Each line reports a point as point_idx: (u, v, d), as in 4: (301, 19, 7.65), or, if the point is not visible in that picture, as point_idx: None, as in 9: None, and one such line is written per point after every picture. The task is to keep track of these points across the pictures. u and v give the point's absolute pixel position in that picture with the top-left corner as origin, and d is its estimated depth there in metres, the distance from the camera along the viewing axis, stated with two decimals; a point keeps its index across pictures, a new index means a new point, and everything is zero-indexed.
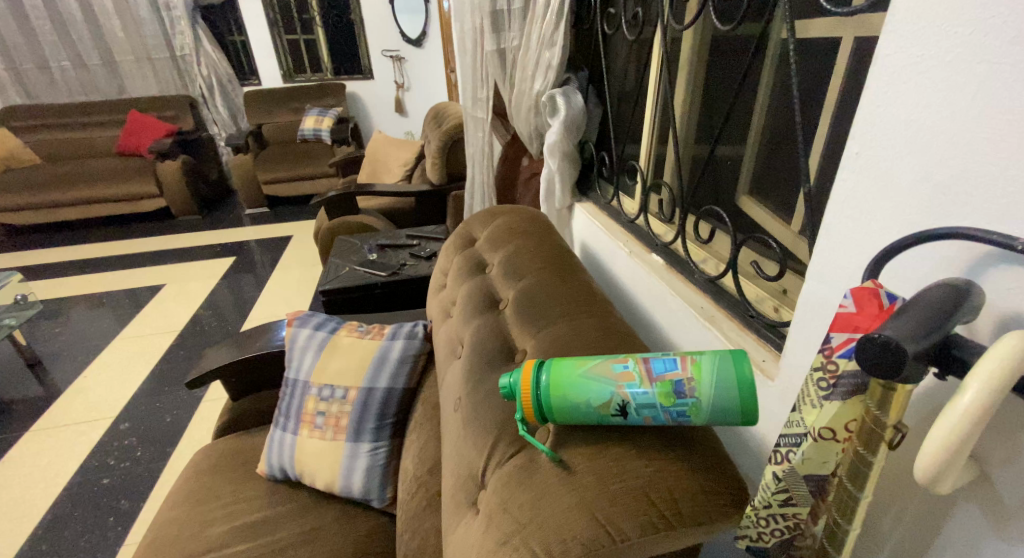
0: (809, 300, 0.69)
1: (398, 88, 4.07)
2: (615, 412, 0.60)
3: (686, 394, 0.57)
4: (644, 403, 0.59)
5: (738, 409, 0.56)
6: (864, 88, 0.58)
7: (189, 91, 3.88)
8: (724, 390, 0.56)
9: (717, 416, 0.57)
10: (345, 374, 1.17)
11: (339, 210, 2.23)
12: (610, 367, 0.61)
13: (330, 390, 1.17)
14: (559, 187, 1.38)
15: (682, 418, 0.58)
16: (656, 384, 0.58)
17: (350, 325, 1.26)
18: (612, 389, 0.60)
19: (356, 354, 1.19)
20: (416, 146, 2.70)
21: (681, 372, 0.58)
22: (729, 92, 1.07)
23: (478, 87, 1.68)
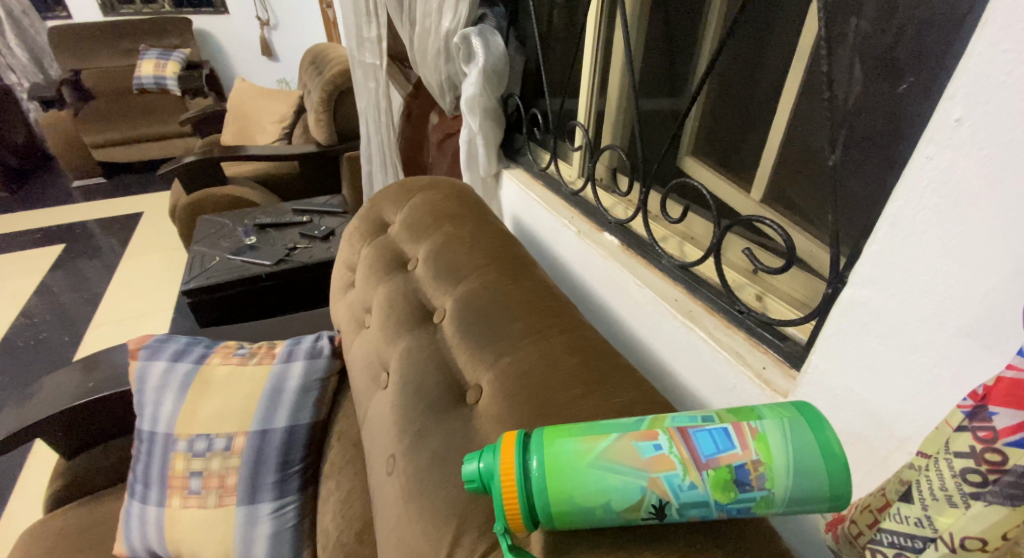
0: (854, 312, 0.53)
1: (263, 27, 3.46)
2: (649, 513, 0.42)
3: (752, 485, 0.40)
4: (691, 501, 0.41)
5: (827, 497, 0.39)
6: (982, 24, 0.39)
7: None
8: (806, 475, 0.39)
9: (795, 511, 0.40)
10: (224, 418, 0.92)
11: (199, 181, 1.81)
12: (634, 448, 0.43)
13: (206, 441, 0.91)
14: (483, 151, 1.14)
15: (743, 513, 0.42)
16: (708, 473, 0.41)
17: (225, 349, 1.00)
18: (642, 483, 0.42)
19: (236, 389, 0.94)
20: (291, 97, 2.28)
21: (743, 453, 0.41)
22: (682, 31, 0.85)
23: (362, 25, 1.35)
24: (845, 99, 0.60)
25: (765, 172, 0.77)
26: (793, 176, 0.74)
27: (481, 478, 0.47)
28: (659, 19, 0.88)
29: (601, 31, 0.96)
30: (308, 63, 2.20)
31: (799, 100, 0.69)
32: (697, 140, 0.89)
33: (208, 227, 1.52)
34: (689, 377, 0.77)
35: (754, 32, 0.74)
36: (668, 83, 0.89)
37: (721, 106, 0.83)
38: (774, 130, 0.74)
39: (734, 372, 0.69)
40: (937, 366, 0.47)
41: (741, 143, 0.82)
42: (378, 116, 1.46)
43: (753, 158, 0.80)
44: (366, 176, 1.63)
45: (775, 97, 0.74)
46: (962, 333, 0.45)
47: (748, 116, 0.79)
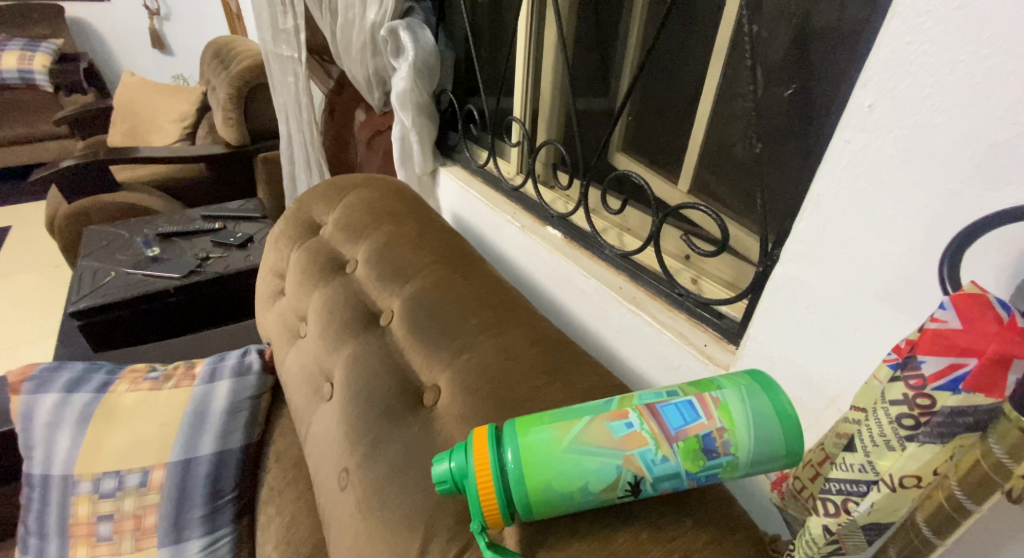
0: (787, 285, 0.58)
1: (152, 16, 3.16)
2: (624, 490, 0.44)
3: (718, 451, 0.43)
4: (664, 474, 0.43)
5: (784, 453, 0.43)
6: (889, 20, 0.44)
7: None
8: (765, 436, 0.43)
9: (757, 472, 0.44)
10: (136, 451, 0.84)
11: (83, 189, 1.63)
12: (607, 428, 0.44)
13: (115, 479, 0.82)
14: (417, 148, 1.13)
15: (710, 480, 0.44)
16: (679, 445, 0.43)
17: (132, 375, 0.93)
18: (618, 462, 0.44)
19: (148, 416, 0.87)
20: (192, 94, 2.11)
21: (710, 423, 0.43)
22: (612, 30, 0.88)
23: (277, 16, 1.28)
24: (766, 95, 0.66)
25: (691, 164, 0.82)
26: (717, 168, 0.79)
27: (454, 478, 0.47)
28: (590, 16, 0.91)
29: (532, 27, 0.97)
30: (211, 58, 2.06)
31: (719, 95, 0.74)
32: (627, 134, 0.93)
33: (99, 239, 1.37)
34: (636, 360, 0.81)
35: (677, 32, 0.78)
36: (601, 80, 0.93)
37: (649, 103, 0.88)
38: (699, 125, 0.79)
39: (679, 351, 0.73)
40: (862, 332, 0.52)
41: (669, 137, 0.86)
42: (297, 113, 1.39)
43: (681, 151, 0.84)
44: (287, 177, 1.55)
45: (698, 92, 0.79)
46: (880, 299, 0.50)
47: (676, 112, 0.84)
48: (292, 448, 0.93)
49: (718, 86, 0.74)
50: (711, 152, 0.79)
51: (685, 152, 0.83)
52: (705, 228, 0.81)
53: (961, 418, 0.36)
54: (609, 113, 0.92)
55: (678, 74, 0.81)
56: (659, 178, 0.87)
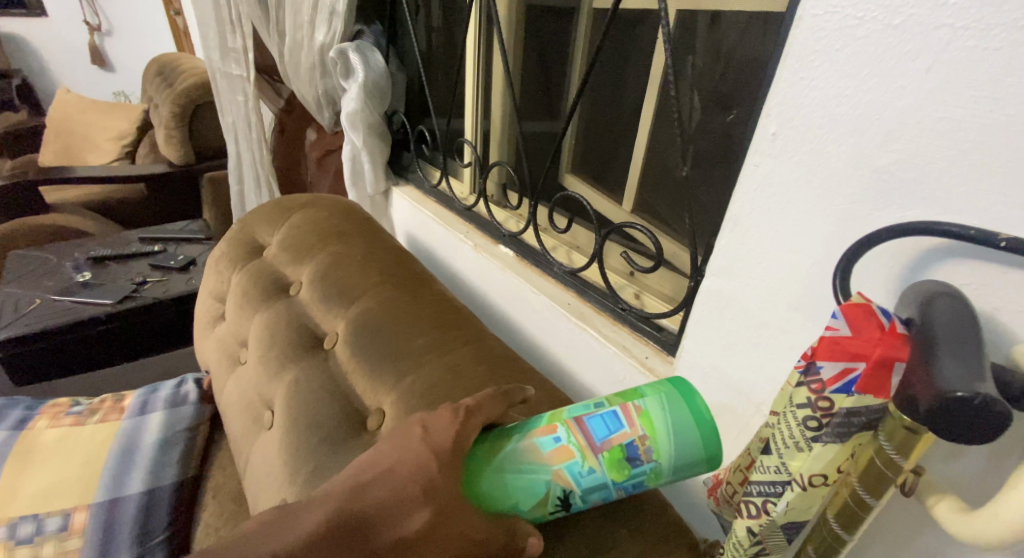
0: (715, 297, 0.62)
1: (93, 33, 3.07)
2: (557, 504, 0.48)
3: (640, 459, 0.45)
4: (591, 486, 0.46)
5: (701, 458, 0.46)
6: (784, 59, 0.49)
7: None
8: (684, 443, 0.45)
9: (680, 474, 0.47)
10: (57, 492, 0.78)
11: (9, 210, 1.55)
12: (536, 445, 0.48)
13: (33, 524, 0.75)
14: (369, 168, 1.14)
15: (638, 486, 0.47)
16: (603, 455, 0.46)
17: (54, 410, 0.89)
18: (547, 477, 0.47)
19: (70, 455, 0.82)
20: (134, 113, 2.06)
21: (632, 431, 0.46)
22: (555, 56, 0.92)
23: (225, 36, 1.27)
24: (691, 121, 0.71)
25: (633, 184, 0.86)
26: (655, 190, 0.83)
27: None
28: (533, 43, 0.95)
29: (479, 52, 1.01)
30: (155, 75, 2.01)
31: (656, 119, 0.79)
32: (574, 157, 0.96)
33: (24, 264, 1.30)
34: (584, 374, 0.84)
35: (612, 60, 0.83)
36: (546, 104, 0.97)
37: (591, 125, 0.92)
38: (638, 148, 0.83)
39: (624, 365, 0.76)
40: (785, 343, 0.56)
41: (610, 159, 0.90)
42: (246, 132, 1.38)
43: (621, 172, 0.88)
44: (236, 197, 1.53)
45: (635, 117, 0.83)
46: (797, 310, 0.54)
47: (615, 134, 0.88)
48: (233, 480, 0.89)
49: (653, 110, 0.78)
50: (648, 173, 0.83)
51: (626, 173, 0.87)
52: (644, 244, 0.85)
53: (856, 417, 0.40)
54: (554, 136, 0.96)
55: (615, 100, 0.85)
56: (601, 196, 0.91)
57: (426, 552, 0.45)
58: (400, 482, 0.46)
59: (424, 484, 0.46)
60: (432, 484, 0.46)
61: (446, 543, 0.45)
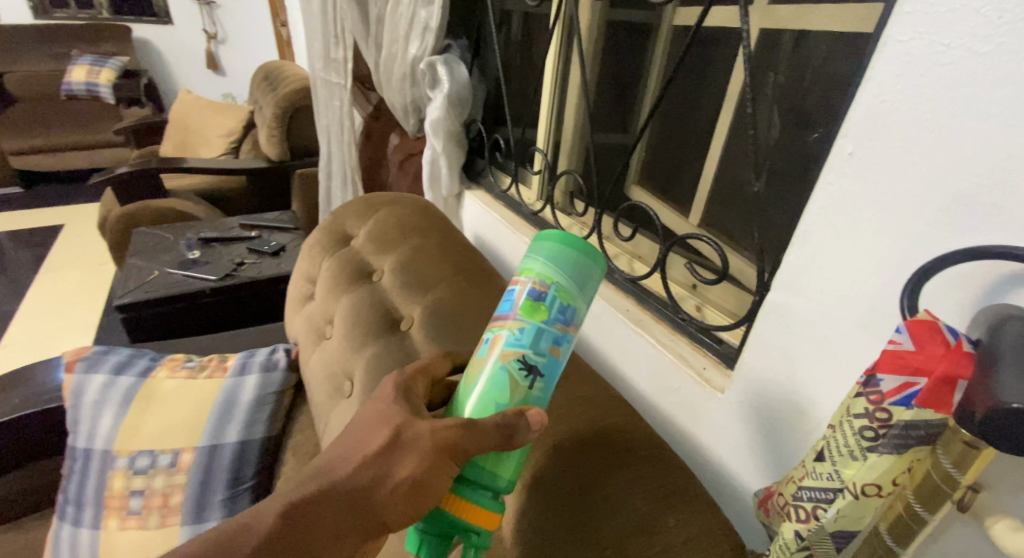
0: (777, 311, 0.63)
1: (210, 40, 3.41)
2: (524, 377, 0.54)
3: (544, 291, 0.54)
4: (533, 337, 0.54)
5: (587, 261, 0.55)
6: (865, 81, 0.51)
7: None
8: (566, 262, 0.55)
9: (582, 279, 0.55)
10: (168, 435, 0.89)
11: (134, 193, 1.75)
12: (478, 355, 0.56)
13: (149, 458, 0.88)
14: (446, 171, 1.21)
15: (568, 314, 0.55)
16: (519, 312, 0.54)
17: (172, 362, 0.99)
18: (500, 362, 0.54)
19: (181, 404, 0.92)
20: (241, 112, 2.26)
21: (522, 285, 0.56)
22: (634, 73, 0.96)
23: (329, 47, 1.40)
24: (769, 139, 0.73)
25: (700, 198, 0.88)
26: (725, 206, 0.85)
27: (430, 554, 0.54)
28: (612, 61, 0.99)
29: (559, 69, 1.06)
30: (261, 79, 2.20)
31: (730, 138, 0.81)
32: (642, 169, 0.99)
33: (145, 239, 1.47)
34: (638, 379, 0.87)
35: (689, 79, 0.86)
36: (620, 119, 1.00)
37: (664, 140, 0.95)
38: (710, 163, 0.85)
39: (679, 374, 0.78)
40: (845, 360, 0.57)
41: (680, 174, 0.93)
42: (339, 133, 1.50)
43: (691, 187, 0.91)
44: (323, 192, 1.66)
45: (709, 133, 0.85)
46: (862, 327, 0.55)
47: (686, 150, 0.91)
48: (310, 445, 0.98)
49: (728, 127, 0.80)
50: (718, 188, 0.85)
51: (695, 187, 0.89)
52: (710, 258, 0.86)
53: (913, 430, 0.40)
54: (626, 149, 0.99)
55: (691, 117, 0.88)
56: (669, 210, 0.93)
57: (394, 465, 0.52)
58: (359, 433, 0.56)
59: (378, 422, 0.55)
60: (385, 419, 0.55)
61: (415, 445, 0.52)
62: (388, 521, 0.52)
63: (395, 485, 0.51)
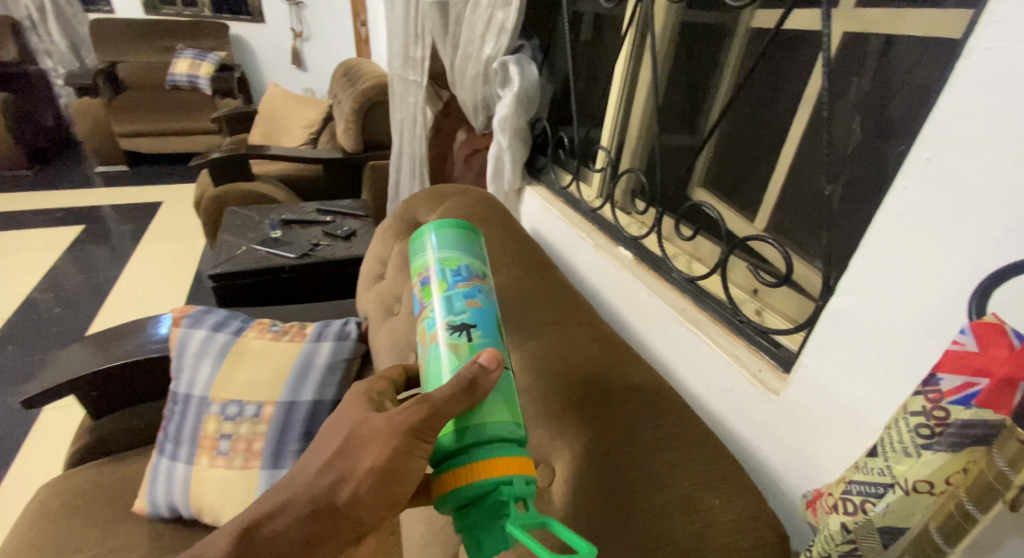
0: (839, 314, 0.64)
1: (295, 37, 3.62)
2: (460, 336, 0.62)
3: (437, 270, 0.69)
4: (447, 301, 0.65)
5: (460, 237, 0.73)
6: (947, 88, 0.51)
7: (14, 14, 3.23)
8: (442, 246, 0.72)
9: (462, 249, 0.72)
10: (255, 387, 0.98)
11: (225, 176, 1.90)
12: (419, 351, 0.65)
13: (237, 406, 0.97)
14: (509, 166, 1.25)
15: (463, 275, 0.69)
16: (429, 296, 0.68)
17: (261, 325, 1.07)
18: (433, 336, 0.63)
19: (268, 361, 1.01)
20: (321, 105, 2.40)
21: (421, 283, 0.70)
22: (705, 77, 0.98)
23: (408, 46, 1.47)
24: (846, 146, 0.73)
25: (768, 203, 0.89)
26: (794, 212, 0.85)
27: (484, 539, 0.52)
28: (683, 64, 1.01)
29: (628, 72, 1.09)
30: (341, 75, 2.33)
31: (803, 143, 0.81)
32: (707, 172, 1.01)
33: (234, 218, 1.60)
34: (688, 377, 0.88)
35: (763, 85, 0.87)
36: (688, 122, 1.02)
37: (732, 144, 0.96)
38: (780, 167, 0.86)
39: (734, 373, 0.79)
40: (907, 365, 0.57)
41: (747, 178, 0.93)
42: (410, 129, 1.58)
43: (759, 191, 0.91)
44: (392, 183, 1.75)
45: (782, 139, 0.86)
46: (929, 333, 0.54)
47: (756, 154, 0.91)
48: None
49: (802, 132, 0.80)
50: (787, 193, 0.85)
51: (763, 192, 0.90)
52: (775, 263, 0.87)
53: (971, 430, 0.41)
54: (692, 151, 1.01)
55: (762, 122, 0.89)
56: (734, 214, 0.94)
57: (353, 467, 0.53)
58: (318, 447, 0.56)
59: (334, 432, 0.56)
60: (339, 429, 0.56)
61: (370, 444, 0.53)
62: (364, 520, 0.53)
63: (360, 487, 0.52)
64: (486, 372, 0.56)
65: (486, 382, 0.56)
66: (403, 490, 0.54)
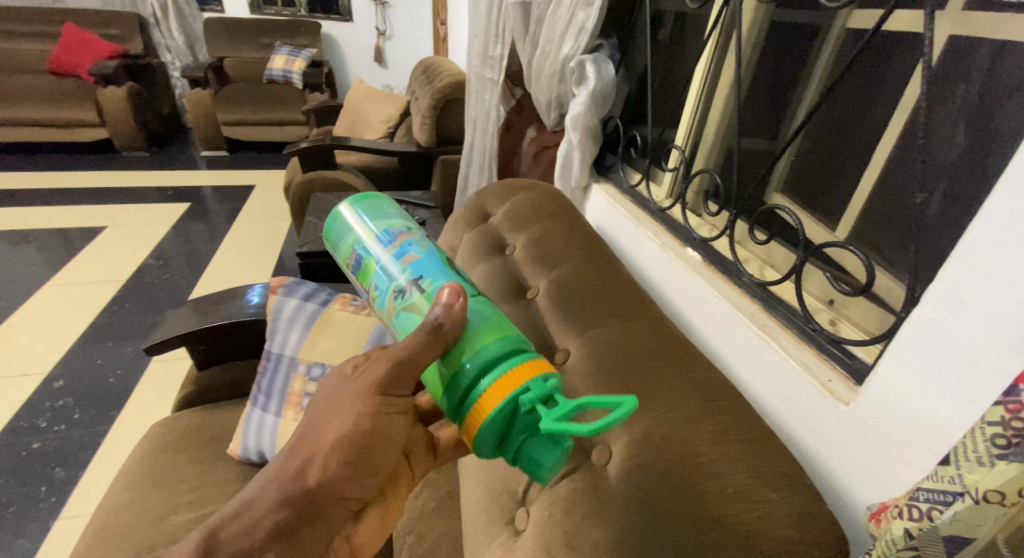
0: (919, 326, 0.62)
1: (380, 36, 3.80)
2: (408, 296, 0.64)
3: (360, 250, 0.71)
4: (386, 269, 0.67)
5: (368, 210, 0.74)
6: None
7: (141, 11, 3.58)
8: (351, 226, 0.73)
9: (375, 219, 0.73)
10: (337, 353, 1.07)
11: (313, 163, 2.04)
12: (388, 328, 0.67)
13: (321, 368, 1.07)
14: (578, 163, 1.27)
15: (385, 240, 0.70)
16: (368, 277, 0.69)
17: (344, 298, 1.15)
18: (394, 307, 0.65)
19: (350, 331, 1.09)
20: (400, 100, 2.52)
21: (353, 271, 0.72)
22: (791, 81, 0.97)
23: (489, 44, 1.53)
24: (947, 153, 0.70)
25: (852, 210, 0.88)
26: (880, 221, 0.84)
27: (534, 454, 0.53)
28: (768, 68, 1.01)
29: (708, 74, 1.10)
30: (419, 73, 2.43)
31: (894, 150, 0.80)
32: (787, 177, 1.01)
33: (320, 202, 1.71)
34: (753, 384, 0.86)
35: (857, 87, 0.86)
36: (768, 126, 1.01)
37: (817, 149, 0.96)
38: (869, 174, 0.85)
39: (802, 382, 0.78)
40: (988, 380, 0.55)
41: (833, 183, 0.93)
42: (484, 125, 1.64)
43: (845, 198, 0.90)
44: (461, 177, 1.81)
45: (874, 140, 0.85)
46: (1014, 348, 0.53)
47: (844, 159, 0.90)
48: None
49: (896, 136, 0.79)
50: (872, 200, 0.84)
51: (847, 200, 0.89)
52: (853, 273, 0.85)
53: None
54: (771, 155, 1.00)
55: (852, 129, 0.89)
56: (814, 223, 0.93)
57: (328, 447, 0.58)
58: (295, 434, 0.61)
59: (309, 417, 0.61)
60: (315, 414, 0.60)
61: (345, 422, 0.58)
62: (348, 492, 0.59)
63: (338, 462, 0.57)
64: (454, 308, 0.58)
65: (451, 317, 0.58)
66: (380, 452, 0.59)
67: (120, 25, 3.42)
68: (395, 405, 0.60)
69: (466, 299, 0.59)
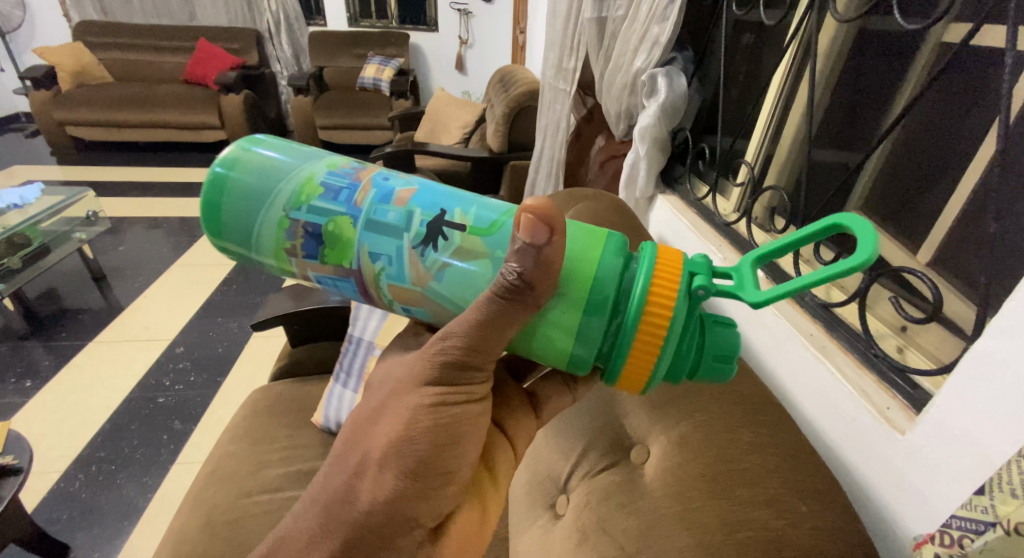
0: (981, 359, 0.61)
1: (461, 45, 3.97)
2: (439, 247, 0.61)
3: (314, 224, 0.63)
4: (383, 228, 0.62)
5: (268, 175, 0.65)
6: None
7: (257, 25, 3.97)
8: (260, 198, 0.64)
9: (292, 179, 0.65)
10: None
11: (396, 166, 2.18)
12: (424, 299, 0.64)
13: None
14: (644, 173, 1.29)
15: (338, 193, 0.64)
16: (351, 252, 0.63)
17: None
18: (424, 269, 0.62)
19: None
20: (478, 108, 2.63)
21: (316, 256, 0.64)
22: (874, 97, 0.97)
23: (564, 57, 1.58)
24: None
25: (933, 235, 0.85)
26: (970, 245, 0.81)
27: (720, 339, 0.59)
28: (848, 85, 1.01)
29: (782, 92, 1.09)
30: (495, 82, 2.52)
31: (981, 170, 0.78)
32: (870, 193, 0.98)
33: None
34: (806, 404, 0.86)
35: (948, 102, 0.86)
36: (846, 141, 1.00)
37: (900, 165, 0.94)
38: (957, 198, 0.83)
39: (857, 406, 0.76)
40: None
41: (917, 199, 0.91)
42: (554, 133, 1.70)
43: (927, 219, 0.88)
44: (529, 184, 1.88)
45: (965, 153, 0.84)
46: None
47: (934, 174, 0.89)
48: None
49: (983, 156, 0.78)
50: (957, 221, 0.82)
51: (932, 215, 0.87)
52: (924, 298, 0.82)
53: None
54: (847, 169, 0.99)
55: (942, 147, 0.88)
56: (890, 244, 0.90)
57: (395, 457, 0.60)
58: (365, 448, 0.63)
59: (376, 427, 0.63)
60: (380, 424, 0.63)
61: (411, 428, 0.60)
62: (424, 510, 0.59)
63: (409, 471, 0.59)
64: (544, 248, 0.54)
65: (541, 265, 0.55)
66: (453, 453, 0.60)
67: (239, 39, 3.78)
68: (462, 396, 0.61)
69: (553, 227, 0.53)
